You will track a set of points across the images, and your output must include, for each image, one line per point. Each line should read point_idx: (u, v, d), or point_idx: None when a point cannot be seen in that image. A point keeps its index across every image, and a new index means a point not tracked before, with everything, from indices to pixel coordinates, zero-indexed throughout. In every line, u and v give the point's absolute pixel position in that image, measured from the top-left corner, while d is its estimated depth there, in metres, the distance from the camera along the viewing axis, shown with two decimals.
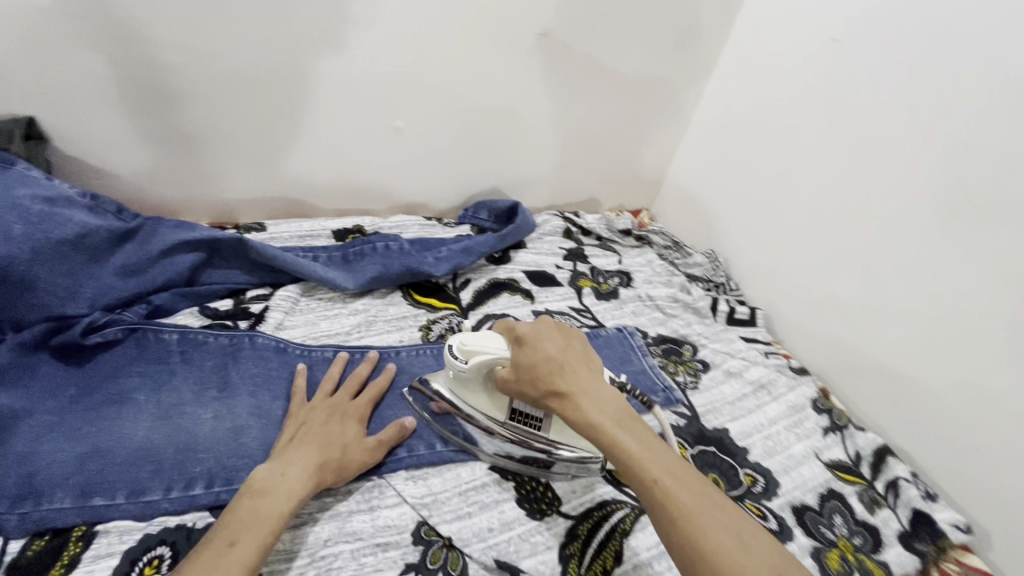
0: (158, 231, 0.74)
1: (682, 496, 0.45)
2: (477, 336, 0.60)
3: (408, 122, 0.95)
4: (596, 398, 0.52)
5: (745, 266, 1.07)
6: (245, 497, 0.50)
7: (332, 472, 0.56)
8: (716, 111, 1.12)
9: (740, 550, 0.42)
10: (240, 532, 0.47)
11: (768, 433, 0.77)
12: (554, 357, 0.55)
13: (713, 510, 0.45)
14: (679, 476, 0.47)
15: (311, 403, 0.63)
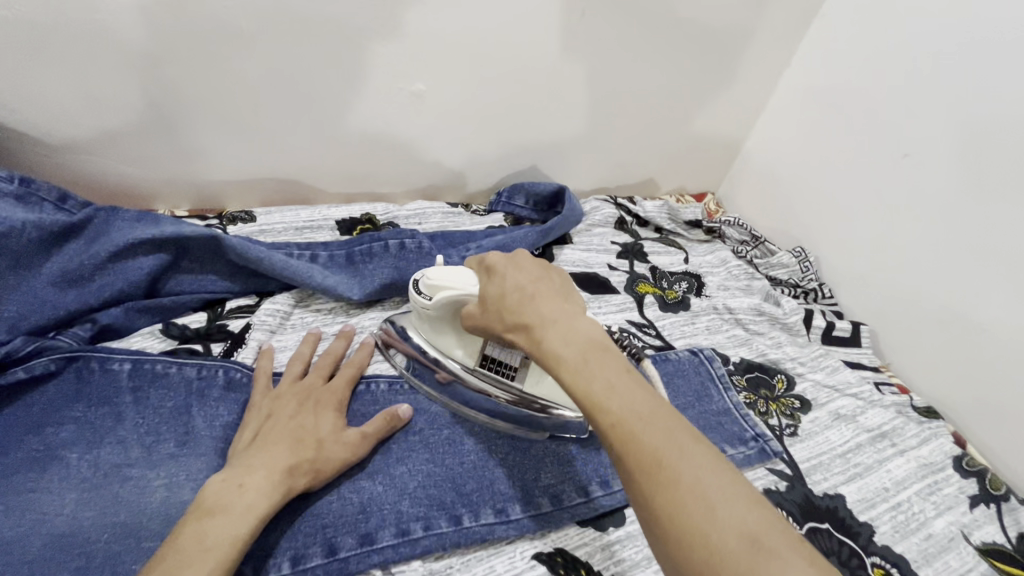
0: (111, 225, 0.58)
1: (649, 444, 0.33)
2: (439, 269, 0.53)
3: (430, 85, 0.76)
4: (561, 327, 0.41)
5: (843, 268, 0.87)
6: (191, 520, 0.40)
7: (303, 474, 0.46)
8: (813, 72, 0.90)
9: (709, 517, 0.30)
10: (178, 568, 0.36)
11: (896, 502, 0.59)
12: (520, 287, 0.44)
13: (687, 464, 0.32)
14: (648, 420, 0.35)
15: (277, 390, 0.53)
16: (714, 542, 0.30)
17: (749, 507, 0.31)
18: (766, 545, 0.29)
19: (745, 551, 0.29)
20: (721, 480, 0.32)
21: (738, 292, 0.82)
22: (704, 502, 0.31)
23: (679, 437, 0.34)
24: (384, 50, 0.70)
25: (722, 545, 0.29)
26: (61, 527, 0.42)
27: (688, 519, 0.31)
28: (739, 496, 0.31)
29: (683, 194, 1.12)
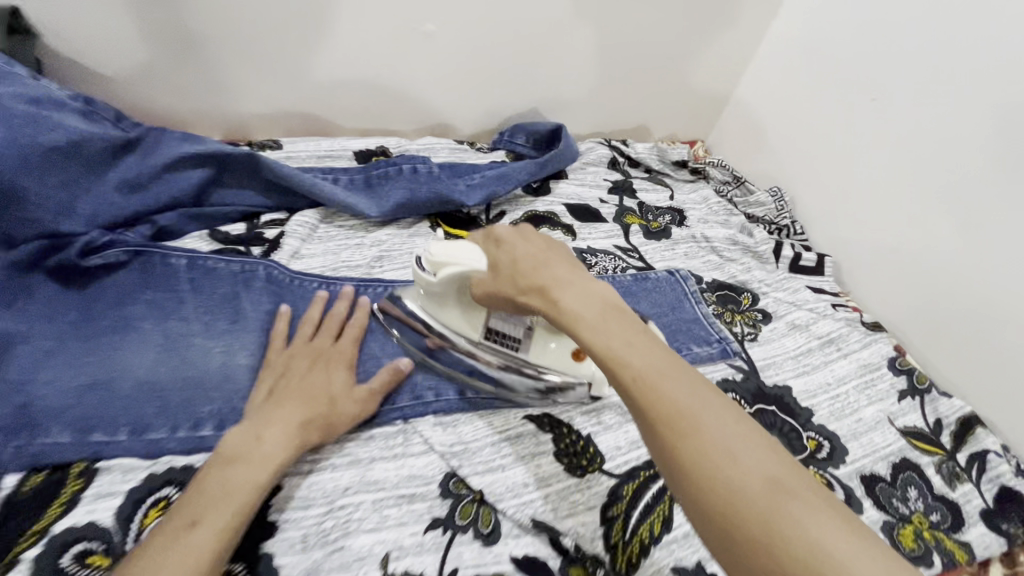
0: (162, 142, 0.66)
1: (674, 400, 0.34)
2: (444, 246, 0.52)
3: (440, 26, 0.83)
4: (577, 287, 0.42)
5: (816, 206, 0.95)
6: (214, 466, 0.44)
7: (316, 429, 0.49)
8: (798, 22, 0.96)
9: (739, 471, 0.31)
10: (203, 512, 0.41)
11: (836, 393, 0.69)
12: (532, 254, 0.46)
13: (716, 423, 0.33)
14: (671, 375, 0.36)
15: (291, 348, 0.55)
16: (746, 493, 0.30)
17: (774, 462, 0.32)
18: (794, 497, 0.30)
19: (777, 505, 0.30)
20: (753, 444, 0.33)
21: (717, 225, 0.90)
22: (732, 456, 0.32)
23: (701, 395, 0.35)
24: None
25: (754, 496, 0.30)
26: (145, 377, 0.52)
27: (722, 477, 0.31)
28: (764, 450, 0.32)
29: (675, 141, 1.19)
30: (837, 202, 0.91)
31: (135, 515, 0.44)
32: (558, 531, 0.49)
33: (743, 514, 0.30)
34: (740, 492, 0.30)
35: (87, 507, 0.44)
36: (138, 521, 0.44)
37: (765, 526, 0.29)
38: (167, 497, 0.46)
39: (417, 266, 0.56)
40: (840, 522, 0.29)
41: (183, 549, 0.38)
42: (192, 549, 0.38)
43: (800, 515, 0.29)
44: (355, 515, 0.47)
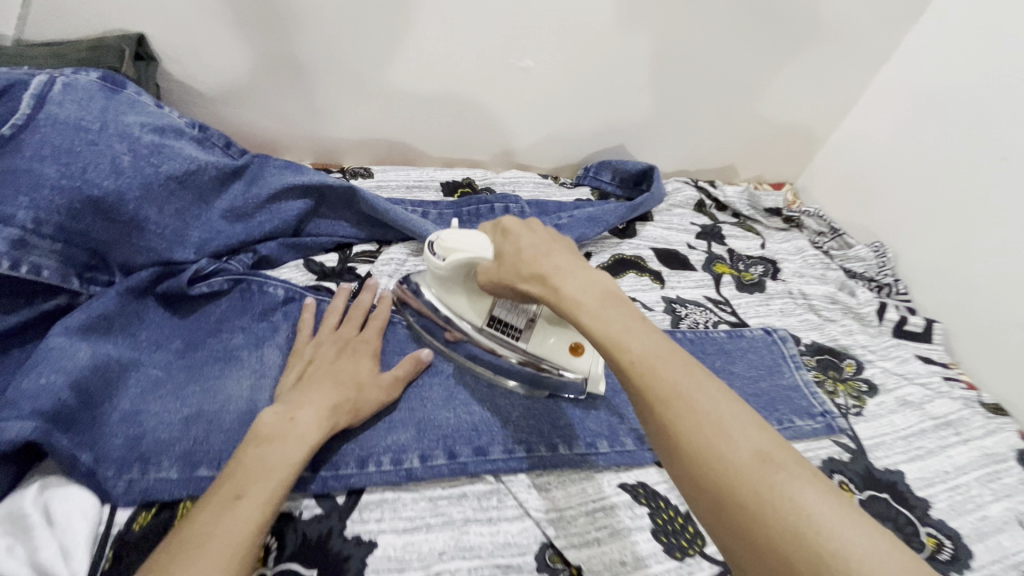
0: (264, 169, 0.67)
1: (666, 381, 0.36)
2: (455, 233, 0.53)
3: (538, 62, 0.81)
4: (578, 277, 0.43)
5: (924, 266, 0.89)
6: (251, 446, 0.43)
7: (344, 413, 0.50)
8: (917, 67, 0.89)
9: (728, 442, 0.33)
10: (247, 485, 0.40)
11: (955, 484, 0.62)
12: (534, 246, 0.47)
13: (714, 402, 0.35)
14: (666, 360, 0.37)
15: (318, 337, 0.57)
16: (732, 457, 0.32)
17: (761, 434, 0.33)
18: (781, 466, 0.32)
19: (765, 474, 0.31)
20: (751, 421, 0.34)
21: (813, 280, 0.85)
22: (720, 427, 0.33)
23: (694, 373, 0.36)
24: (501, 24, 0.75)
25: (742, 465, 0.32)
26: (244, 406, 0.52)
27: (715, 449, 0.33)
28: (753, 425, 0.34)
29: (762, 182, 1.14)
30: (955, 264, 0.84)
31: None
32: None
33: (734, 483, 0.31)
34: (728, 462, 0.32)
35: None
36: None
37: (752, 489, 0.31)
38: (266, 547, 0.45)
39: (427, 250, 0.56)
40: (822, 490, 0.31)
41: (232, 519, 0.38)
42: (243, 520, 0.38)
43: (786, 480, 0.31)
44: None
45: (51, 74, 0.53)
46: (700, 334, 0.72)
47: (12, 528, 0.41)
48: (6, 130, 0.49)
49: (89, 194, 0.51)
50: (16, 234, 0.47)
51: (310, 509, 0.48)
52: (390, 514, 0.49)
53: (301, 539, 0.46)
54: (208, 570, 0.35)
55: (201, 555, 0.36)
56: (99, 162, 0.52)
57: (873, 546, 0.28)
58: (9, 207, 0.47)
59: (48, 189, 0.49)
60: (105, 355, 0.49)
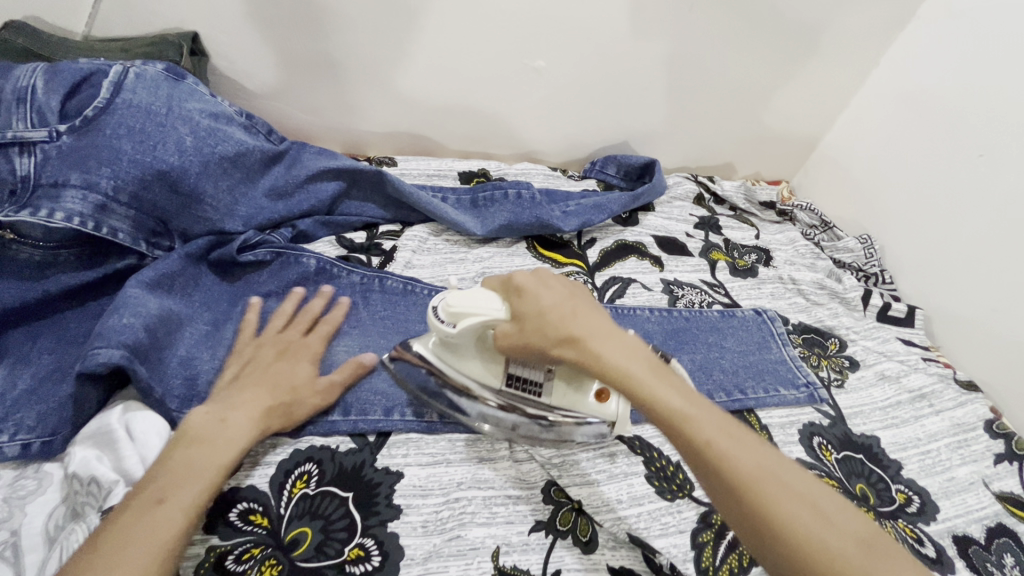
0: (301, 156, 0.75)
1: (745, 460, 0.41)
2: (462, 295, 0.51)
3: (550, 62, 0.88)
4: (621, 348, 0.48)
5: (909, 258, 0.95)
6: (178, 447, 0.46)
7: (278, 415, 0.51)
8: (905, 73, 0.95)
9: (813, 516, 0.39)
10: (170, 489, 0.43)
11: (926, 449, 0.68)
12: (559, 306, 0.49)
13: (785, 475, 0.41)
14: (735, 436, 0.43)
15: (260, 338, 0.58)
16: (823, 535, 0.38)
17: (831, 504, 0.40)
18: (853, 530, 0.39)
19: (850, 544, 0.38)
20: (816, 488, 0.41)
21: (803, 267, 0.91)
22: (799, 500, 0.39)
23: (756, 447, 0.42)
24: (517, 27, 0.82)
25: (831, 538, 0.38)
26: None
27: (803, 524, 0.38)
28: (818, 492, 0.41)
29: (759, 179, 1.20)
30: (937, 255, 0.90)
31: (285, 484, 0.51)
32: (652, 547, 0.52)
33: (828, 552, 0.37)
34: (816, 535, 0.38)
35: (247, 472, 0.51)
36: (288, 490, 0.50)
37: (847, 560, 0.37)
38: (309, 472, 0.52)
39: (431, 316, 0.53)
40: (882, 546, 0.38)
41: (153, 520, 0.41)
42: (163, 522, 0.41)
43: (863, 547, 0.38)
44: (468, 509, 0.52)
45: (125, 65, 0.60)
46: (694, 313, 0.78)
47: (99, 441, 0.48)
48: (89, 112, 0.56)
49: (158, 168, 0.58)
50: (99, 199, 0.55)
51: (345, 444, 0.54)
52: (415, 451, 0.56)
53: (339, 467, 0.53)
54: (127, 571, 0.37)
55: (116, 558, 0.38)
56: (166, 141, 0.59)
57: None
58: (93, 176, 0.55)
59: (125, 162, 0.56)
60: (169, 309, 0.56)
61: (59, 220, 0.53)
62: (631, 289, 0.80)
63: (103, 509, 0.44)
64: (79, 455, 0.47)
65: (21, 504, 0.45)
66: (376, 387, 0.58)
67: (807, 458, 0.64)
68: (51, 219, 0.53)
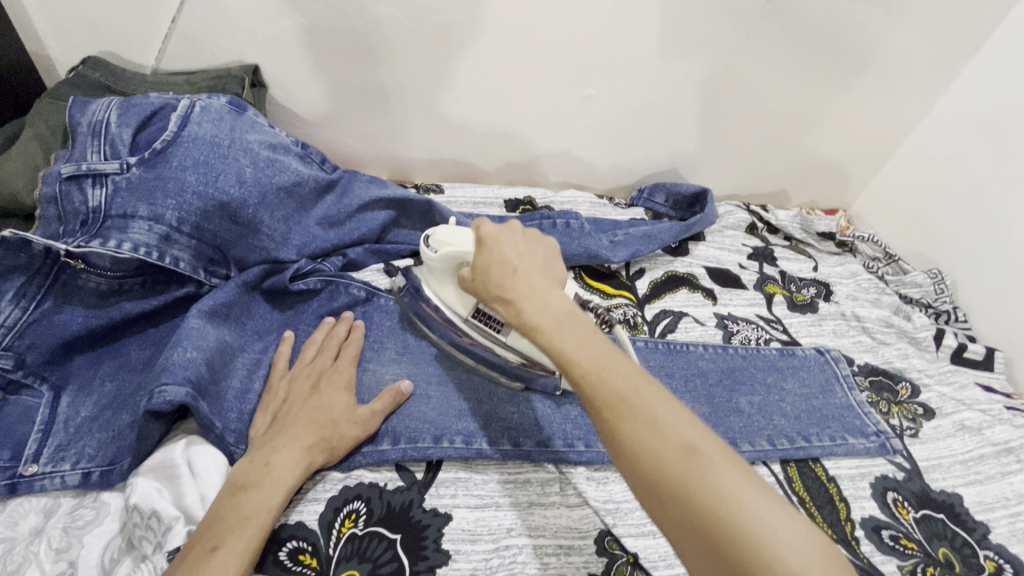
0: (352, 184, 0.74)
1: (612, 389, 0.39)
2: (446, 229, 0.57)
3: (600, 90, 0.87)
4: (537, 296, 0.46)
5: (985, 294, 0.89)
6: (225, 496, 0.46)
7: (321, 450, 0.51)
8: (977, 100, 0.90)
9: (662, 441, 0.36)
10: (224, 535, 0.43)
11: (1017, 511, 0.62)
12: (507, 260, 0.48)
13: (655, 402, 0.38)
14: (612, 370, 0.40)
15: (293, 371, 0.58)
16: (664, 458, 0.35)
17: (698, 433, 0.36)
18: (707, 457, 0.35)
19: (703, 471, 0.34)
20: (687, 420, 0.37)
21: (867, 303, 0.86)
22: (655, 425, 0.36)
23: (634, 377, 0.39)
24: (568, 57, 0.82)
25: (672, 464, 0.35)
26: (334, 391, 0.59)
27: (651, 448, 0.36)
28: (689, 424, 0.37)
29: (814, 208, 1.15)
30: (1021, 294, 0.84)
31: (334, 522, 0.49)
32: None
33: (666, 478, 0.35)
34: (662, 459, 0.35)
35: (297, 508, 0.50)
36: (337, 529, 0.49)
37: (682, 485, 0.34)
38: (357, 511, 0.51)
39: (421, 245, 0.60)
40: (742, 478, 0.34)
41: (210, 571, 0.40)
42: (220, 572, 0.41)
43: (711, 470, 0.34)
44: (519, 558, 0.50)
45: (192, 98, 0.61)
46: (752, 351, 0.74)
47: (162, 473, 0.48)
48: (158, 145, 0.57)
49: (219, 200, 0.59)
50: (164, 230, 0.56)
51: (393, 482, 0.53)
52: (463, 491, 0.54)
53: (387, 506, 0.51)
54: None
55: None
56: (227, 173, 0.60)
57: (786, 531, 0.32)
58: (160, 208, 0.56)
59: (189, 194, 0.57)
60: (224, 340, 0.57)
61: (126, 250, 0.54)
62: (683, 324, 0.77)
63: (169, 550, 0.44)
64: (142, 487, 0.47)
65: (79, 534, 0.46)
66: (425, 416, 0.57)
67: (881, 516, 0.60)
68: (119, 249, 0.53)
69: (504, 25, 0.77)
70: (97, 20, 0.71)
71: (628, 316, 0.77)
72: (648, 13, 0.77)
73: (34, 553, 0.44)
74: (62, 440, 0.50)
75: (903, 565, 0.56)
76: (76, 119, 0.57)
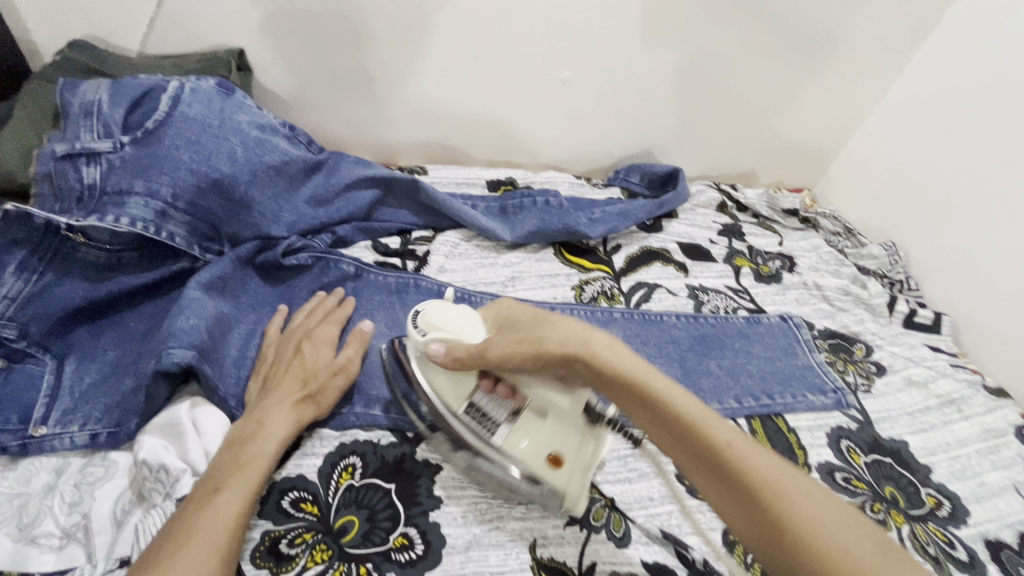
0: (340, 164, 0.77)
1: (733, 452, 0.41)
2: (441, 309, 0.53)
3: (576, 74, 0.90)
4: (632, 359, 0.46)
5: (935, 266, 0.96)
6: (224, 451, 0.49)
7: (309, 404, 0.54)
8: (928, 83, 0.96)
9: (790, 504, 0.38)
10: (224, 479, 0.46)
11: (956, 454, 0.68)
12: (575, 322, 0.49)
13: (776, 469, 0.40)
14: (730, 436, 0.42)
15: (279, 337, 0.61)
16: (796, 518, 0.37)
17: (818, 499, 0.39)
18: (836, 522, 0.38)
19: None
20: (808, 490, 0.39)
21: (828, 274, 0.92)
22: (783, 489, 0.39)
23: (748, 444, 0.42)
24: (546, 41, 0.85)
25: (806, 523, 0.37)
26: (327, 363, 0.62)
27: (796, 514, 0.38)
28: (790, 474, 0.40)
29: (781, 187, 1.21)
30: (966, 263, 0.91)
31: (332, 474, 0.53)
32: (684, 544, 0.54)
33: (801, 538, 0.37)
34: (793, 519, 0.37)
35: (296, 461, 0.53)
36: (335, 480, 0.53)
37: (819, 542, 0.36)
38: (353, 465, 0.54)
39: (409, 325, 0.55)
40: (875, 542, 0.37)
41: (211, 510, 0.43)
42: (221, 510, 0.44)
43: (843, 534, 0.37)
44: (505, 503, 0.54)
45: (181, 80, 0.63)
46: (720, 318, 0.79)
47: (167, 431, 0.51)
48: (151, 124, 0.59)
49: (212, 177, 0.61)
50: (159, 206, 0.59)
51: (386, 439, 0.57)
52: None
53: (381, 460, 0.55)
54: (197, 553, 0.40)
55: (185, 542, 0.41)
56: (219, 152, 0.62)
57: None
58: (155, 184, 0.58)
59: (183, 171, 0.60)
60: (221, 311, 0.60)
61: (124, 224, 0.56)
62: (656, 295, 0.82)
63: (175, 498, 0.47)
64: (148, 443, 0.50)
65: (90, 490, 0.49)
66: None
67: (836, 461, 0.65)
68: (118, 224, 0.56)
69: (485, 10, 0.80)
70: (82, 3, 0.72)
71: (605, 288, 0.81)
72: None
73: (48, 507, 0.47)
74: (68, 404, 0.52)
75: (854, 502, 0.61)
76: (66, 100, 0.59)
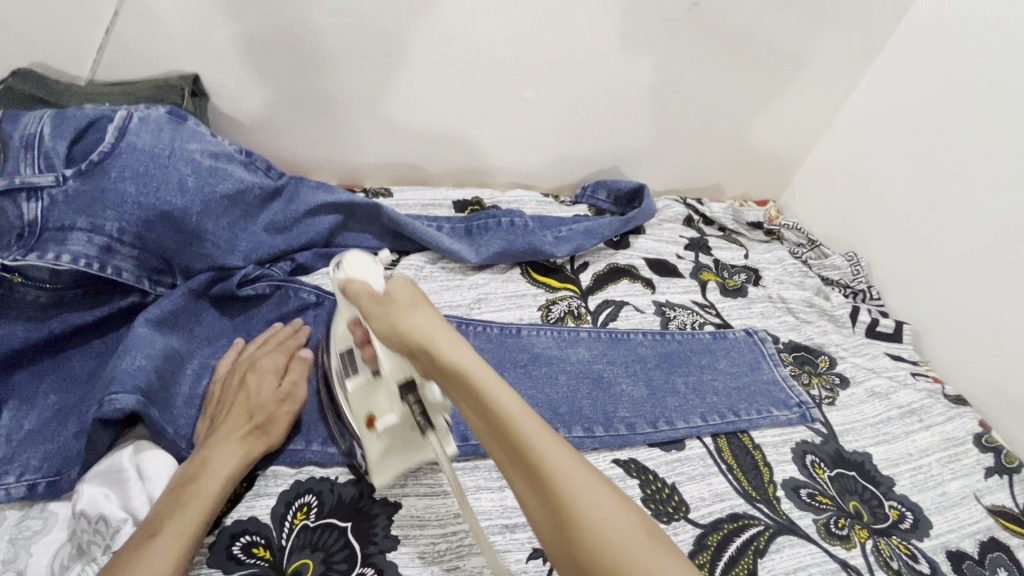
0: (299, 189, 0.76)
1: (529, 445, 0.39)
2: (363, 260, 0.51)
3: (539, 93, 0.91)
4: (451, 343, 0.43)
5: (896, 275, 0.98)
6: (167, 493, 0.47)
7: (258, 437, 0.53)
8: (882, 97, 0.99)
9: (574, 500, 0.37)
10: (162, 522, 0.44)
11: (918, 464, 0.69)
12: (410, 300, 0.46)
13: (570, 468, 0.38)
14: (529, 430, 0.39)
15: (229, 368, 0.59)
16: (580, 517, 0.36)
17: (607, 499, 0.38)
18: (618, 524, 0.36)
19: None
20: (595, 488, 0.38)
21: (792, 286, 0.93)
22: (572, 488, 0.37)
23: (546, 437, 0.39)
24: (508, 61, 0.85)
25: (587, 521, 0.36)
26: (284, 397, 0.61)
27: (576, 503, 0.37)
28: (582, 470, 0.39)
29: (747, 199, 1.23)
30: (925, 272, 0.93)
31: (287, 515, 0.52)
32: None
33: (582, 538, 0.36)
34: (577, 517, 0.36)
35: (248, 503, 0.52)
36: (289, 521, 0.51)
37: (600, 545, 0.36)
38: (308, 504, 0.53)
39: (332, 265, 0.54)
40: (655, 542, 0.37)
41: (145, 556, 0.42)
42: (154, 556, 0.42)
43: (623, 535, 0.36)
44: (466, 541, 0.53)
45: (130, 109, 0.61)
46: (686, 335, 0.79)
47: (109, 479, 0.50)
48: (96, 157, 0.57)
49: (161, 209, 0.60)
50: (104, 241, 0.57)
51: (344, 476, 0.56)
52: (412, 481, 0.56)
53: (338, 498, 0.54)
54: None
55: None
56: (168, 183, 0.61)
57: None
58: (100, 220, 0.57)
59: (130, 205, 0.58)
60: (172, 347, 0.58)
61: (65, 262, 0.54)
62: (624, 312, 0.82)
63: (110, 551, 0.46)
64: (88, 493, 0.48)
65: (27, 544, 0.46)
66: None
67: (801, 477, 0.66)
68: (58, 262, 0.54)
69: (445, 32, 0.80)
70: None
71: (572, 308, 0.81)
72: (580, 19, 0.82)
73: None
74: (4, 453, 0.50)
75: (818, 518, 0.62)
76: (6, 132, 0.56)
